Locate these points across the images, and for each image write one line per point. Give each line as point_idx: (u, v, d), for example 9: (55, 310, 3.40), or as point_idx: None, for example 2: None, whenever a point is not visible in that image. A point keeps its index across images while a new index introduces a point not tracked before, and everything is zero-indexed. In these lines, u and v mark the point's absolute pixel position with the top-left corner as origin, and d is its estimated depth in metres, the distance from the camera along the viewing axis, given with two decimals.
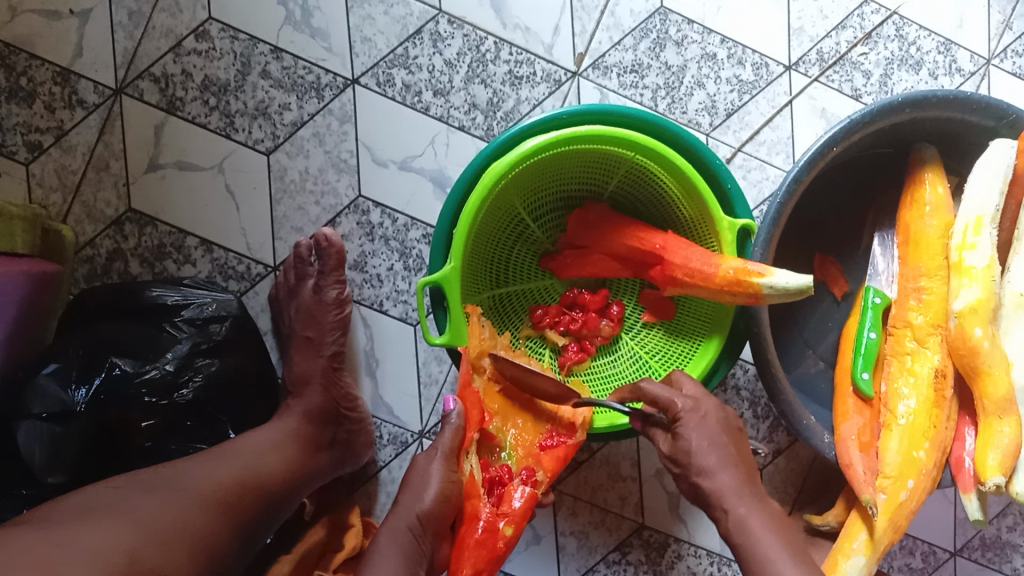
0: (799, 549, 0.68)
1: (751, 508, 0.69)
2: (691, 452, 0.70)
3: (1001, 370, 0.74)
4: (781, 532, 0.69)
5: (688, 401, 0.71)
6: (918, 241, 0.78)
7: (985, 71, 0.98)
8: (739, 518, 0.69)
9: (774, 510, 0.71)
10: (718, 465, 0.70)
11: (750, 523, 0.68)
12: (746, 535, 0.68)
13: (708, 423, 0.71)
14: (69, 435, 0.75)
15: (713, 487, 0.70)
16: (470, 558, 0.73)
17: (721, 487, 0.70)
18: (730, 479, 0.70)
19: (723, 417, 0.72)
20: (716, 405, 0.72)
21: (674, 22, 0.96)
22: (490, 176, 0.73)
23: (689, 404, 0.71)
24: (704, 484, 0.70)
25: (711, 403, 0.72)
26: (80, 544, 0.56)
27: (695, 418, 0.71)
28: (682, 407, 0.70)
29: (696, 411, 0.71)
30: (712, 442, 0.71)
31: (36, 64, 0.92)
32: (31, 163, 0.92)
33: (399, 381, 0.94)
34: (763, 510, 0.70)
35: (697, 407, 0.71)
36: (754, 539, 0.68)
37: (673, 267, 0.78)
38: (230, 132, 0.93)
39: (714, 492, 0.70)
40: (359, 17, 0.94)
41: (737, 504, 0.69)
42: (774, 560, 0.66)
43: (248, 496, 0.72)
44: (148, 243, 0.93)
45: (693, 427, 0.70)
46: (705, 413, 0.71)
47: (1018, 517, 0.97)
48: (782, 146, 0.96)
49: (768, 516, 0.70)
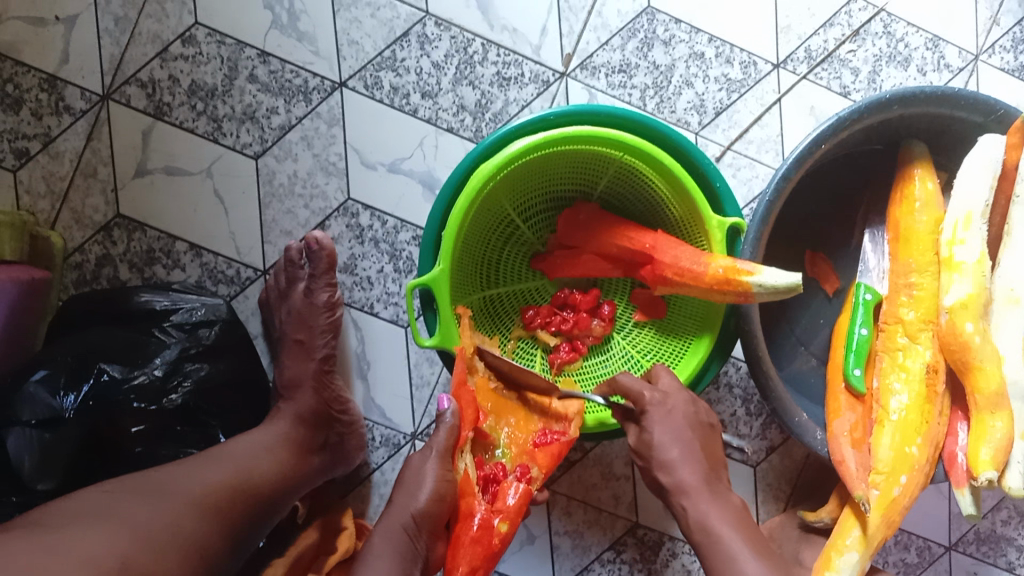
0: (762, 544, 0.69)
1: (711, 505, 0.71)
2: (653, 445, 0.72)
3: (993, 365, 0.74)
4: (748, 533, 0.70)
5: (656, 394, 0.72)
6: (908, 237, 0.79)
7: (973, 67, 0.98)
8: (699, 515, 0.70)
9: (735, 506, 0.72)
10: (680, 459, 0.72)
11: (710, 520, 0.70)
12: (707, 532, 0.70)
13: (674, 418, 0.72)
14: (58, 443, 0.75)
15: (674, 482, 0.72)
16: (466, 556, 0.73)
17: (682, 481, 0.72)
18: (691, 473, 0.72)
19: (692, 411, 0.73)
20: (684, 399, 0.73)
21: (661, 22, 0.96)
22: (478, 177, 0.73)
23: (657, 397, 0.72)
24: (665, 478, 0.72)
25: (679, 398, 0.73)
26: (73, 551, 0.56)
27: (662, 411, 0.72)
28: (649, 400, 0.72)
29: (663, 405, 0.72)
30: (675, 436, 0.72)
31: (23, 70, 0.91)
32: (19, 169, 0.91)
33: (391, 383, 0.93)
34: (724, 506, 0.71)
35: (664, 401, 0.72)
36: (714, 537, 0.69)
37: (662, 267, 0.78)
38: (218, 136, 0.93)
39: (675, 486, 0.72)
40: (346, 20, 0.93)
41: (696, 501, 0.71)
42: (735, 557, 0.67)
43: (240, 499, 0.71)
44: (137, 248, 0.92)
45: (658, 421, 0.72)
46: (671, 407, 0.72)
47: (1013, 510, 0.97)
48: (771, 144, 0.96)
49: (730, 512, 0.71)
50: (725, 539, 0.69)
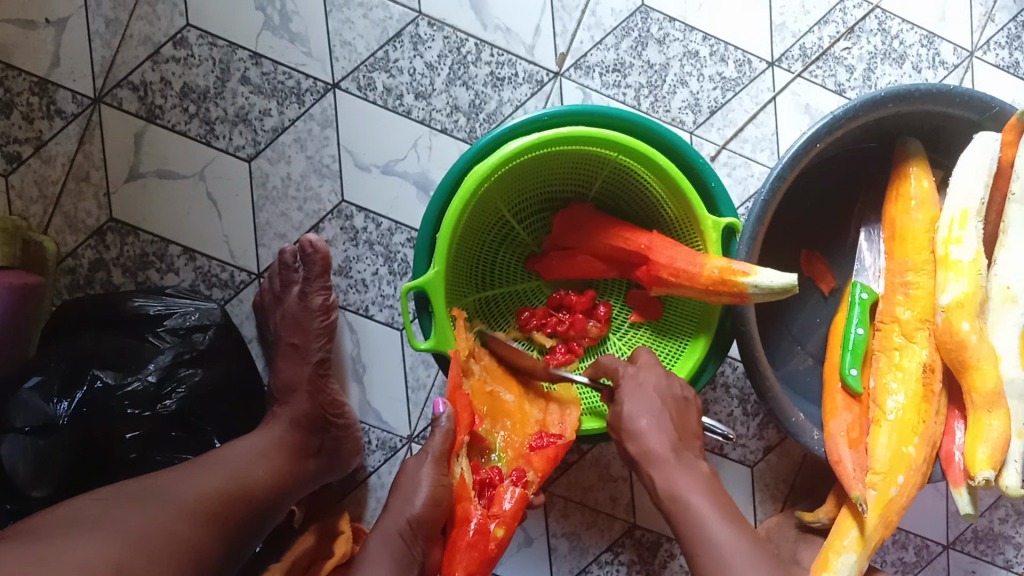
0: (731, 510, 0.68)
1: (679, 473, 0.69)
2: (622, 416, 0.71)
3: (989, 363, 0.73)
4: (718, 501, 0.68)
5: (630, 368, 0.73)
6: (904, 236, 0.78)
7: (968, 63, 0.98)
8: (667, 484, 0.69)
9: (704, 475, 0.70)
10: (649, 429, 0.70)
11: (678, 488, 0.68)
12: (675, 501, 0.68)
13: (644, 389, 0.71)
14: (52, 449, 0.75)
15: (641, 450, 0.70)
16: (462, 561, 0.73)
17: (651, 451, 0.70)
18: (658, 441, 0.70)
19: (664, 385, 0.72)
20: (656, 374, 0.73)
21: (655, 20, 0.95)
22: (472, 179, 0.72)
23: (630, 371, 0.73)
24: (633, 447, 0.71)
25: (651, 373, 0.73)
26: (66, 559, 0.55)
27: (632, 384, 0.72)
28: (621, 372, 0.73)
29: (634, 378, 0.72)
30: (648, 407, 0.70)
31: (13, 74, 0.91)
32: (10, 174, 0.91)
33: (386, 385, 0.93)
34: (693, 474, 0.69)
35: (636, 375, 0.73)
36: (682, 506, 0.68)
37: (658, 267, 0.78)
38: (210, 139, 0.92)
39: (643, 455, 0.70)
40: (338, 21, 0.93)
41: (663, 470, 0.69)
42: (706, 524, 0.66)
43: (235, 505, 0.71)
44: (130, 253, 0.92)
45: (629, 394, 0.71)
46: (642, 381, 0.72)
47: (1010, 509, 0.97)
48: (766, 143, 0.96)
49: (698, 480, 0.69)
50: (693, 507, 0.67)
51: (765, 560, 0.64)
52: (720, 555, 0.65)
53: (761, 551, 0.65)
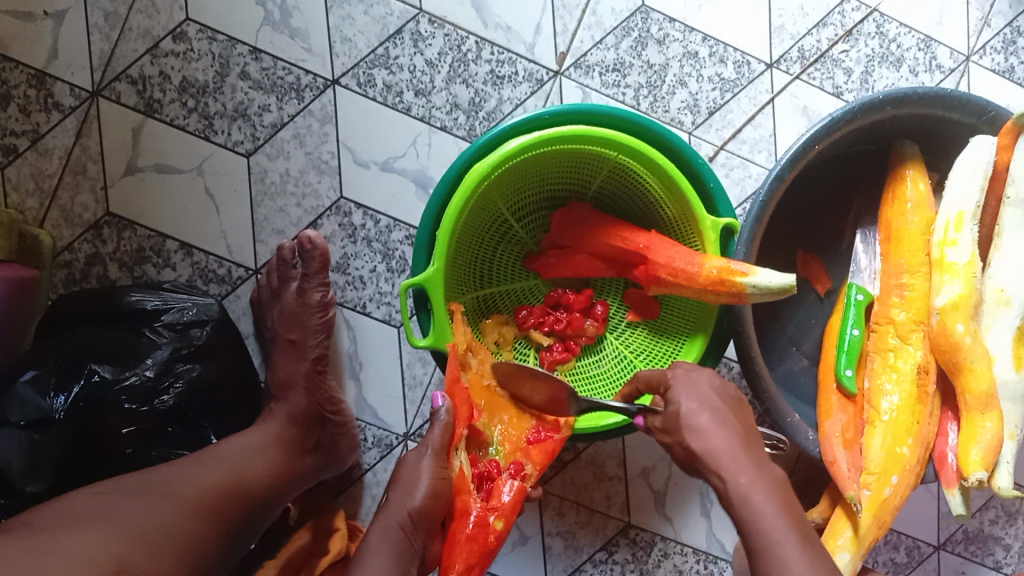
0: (806, 529, 0.58)
1: (754, 478, 0.59)
2: (680, 414, 0.63)
3: (983, 365, 0.74)
4: (793, 515, 0.58)
5: (678, 371, 0.68)
6: (900, 238, 0.79)
7: (964, 68, 0.99)
8: (740, 489, 0.58)
9: (779, 479, 0.60)
10: (712, 424, 0.62)
11: (755, 497, 0.58)
12: (750, 509, 0.57)
13: (698, 386, 0.65)
14: (48, 443, 0.74)
15: (705, 449, 0.61)
16: (462, 554, 0.73)
17: (716, 450, 0.60)
18: (726, 440, 0.60)
19: (717, 383, 0.67)
20: (708, 374, 0.67)
21: (655, 21, 0.96)
22: (472, 176, 0.72)
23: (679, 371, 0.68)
24: (695, 444, 0.61)
25: (701, 373, 0.67)
26: (66, 552, 0.55)
27: (685, 380, 0.66)
28: (671, 376, 0.67)
29: (685, 375, 0.66)
30: (705, 402, 0.63)
31: (10, 66, 0.90)
32: (7, 166, 0.90)
33: (383, 382, 0.93)
34: (768, 480, 0.59)
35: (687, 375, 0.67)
36: (758, 516, 0.57)
37: (656, 267, 0.78)
38: (209, 134, 0.92)
39: (707, 454, 0.61)
40: (338, 17, 0.93)
41: (737, 473, 0.59)
42: (782, 543, 0.56)
43: (234, 500, 0.71)
44: (127, 247, 0.92)
45: (683, 390, 0.65)
46: (695, 378, 0.66)
47: (1000, 510, 0.98)
48: (764, 144, 0.96)
49: (775, 488, 0.59)
50: (771, 520, 0.57)
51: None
52: None
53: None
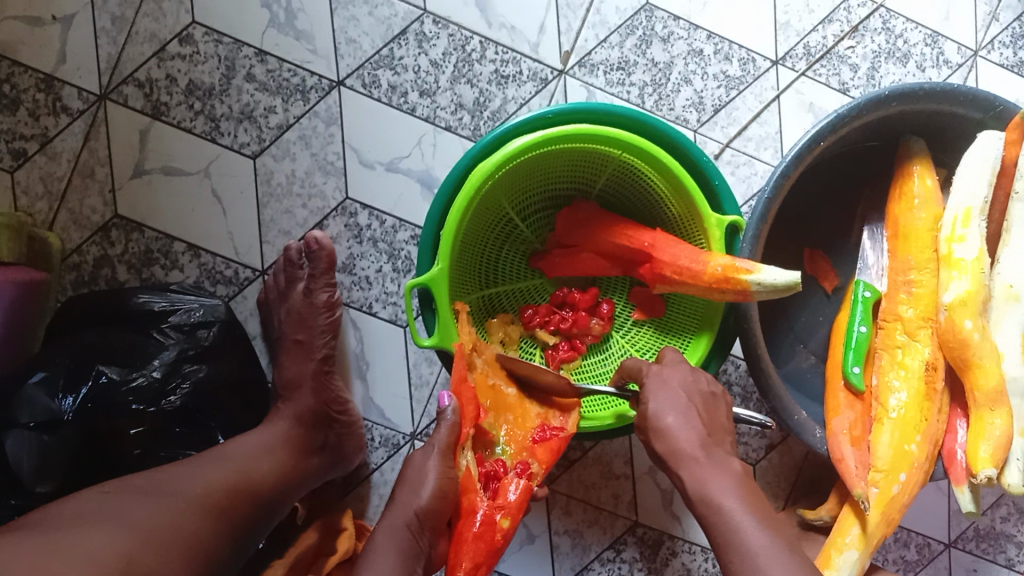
0: (768, 515, 0.64)
1: (710, 472, 0.66)
2: (646, 414, 0.70)
3: (992, 362, 0.74)
4: (751, 501, 0.64)
5: (654, 367, 0.72)
6: (908, 234, 0.78)
7: (972, 62, 0.98)
8: (695, 482, 0.66)
9: (740, 474, 0.67)
10: (676, 424, 0.68)
11: (710, 490, 0.65)
12: (704, 500, 0.65)
13: (670, 386, 0.70)
14: (58, 444, 0.75)
15: (668, 449, 0.68)
16: (469, 552, 0.73)
17: (678, 449, 0.67)
18: (686, 439, 0.67)
19: (689, 380, 0.71)
20: (681, 371, 0.72)
21: (660, 19, 0.96)
22: (476, 177, 0.72)
23: (653, 369, 0.72)
24: (660, 445, 0.69)
25: (676, 372, 0.71)
26: (77, 550, 0.56)
27: (658, 382, 0.71)
28: (645, 372, 0.72)
29: (658, 375, 0.71)
30: (673, 404, 0.69)
31: (19, 71, 0.91)
32: (16, 170, 0.91)
33: (390, 382, 0.93)
34: (726, 473, 0.66)
35: (661, 375, 0.71)
36: (711, 506, 0.64)
37: (661, 265, 0.78)
38: (216, 136, 0.93)
39: (671, 455, 0.68)
40: (343, 19, 0.93)
41: (693, 468, 0.66)
42: (738, 528, 0.62)
43: (242, 499, 0.71)
44: (135, 249, 0.92)
45: (654, 391, 0.70)
46: (667, 378, 0.71)
47: (1012, 507, 0.97)
48: (770, 141, 0.96)
49: (732, 481, 0.65)
50: (727, 508, 0.63)
51: (801, 567, 0.59)
52: (756, 558, 0.60)
53: (797, 558, 0.60)
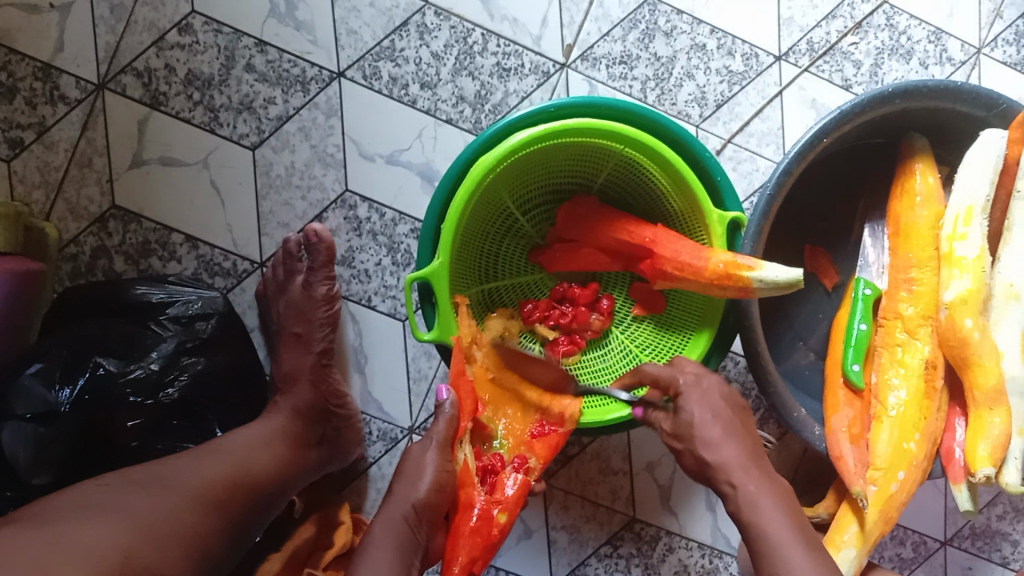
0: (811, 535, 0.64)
1: (760, 484, 0.66)
2: (694, 423, 0.69)
3: (991, 361, 0.74)
4: (793, 516, 0.65)
5: (689, 375, 0.71)
6: (908, 232, 0.78)
7: (975, 60, 0.98)
8: (748, 494, 0.65)
9: (784, 489, 0.67)
10: (723, 436, 0.68)
11: (760, 501, 0.65)
12: (755, 512, 0.64)
13: (711, 397, 0.70)
14: (54, 435, 0.75)
15: (718, 460, 0.67)
16: (466, 546, 0.73)
17: (726, 460, 0.67)
18: (737, 451, 0.67)
19: (727, 391, 0.71)
20: (717, 381, 0.71)
21: (663, 13, 0.95)
22: (478, 170, 0.72)
23: (691, 378, 0.71)
24: (709, 456, 0.67)
25: (712, 379, 0.71)
26: (74, 542, 0.55)
27: (697, 391, 0.70)
28: (682, 381, 0.70)
29: (698, 385, 0.70)
30: (716, 414, 0.69)
31: (16, 59, 0.90)
32: (13, 159, 0.90)
33: (388, 376, 0.93)
34: (773, 487, 0.66)
35: (698, 382, 0.71)
36: (764, 518, 0.64)
37: (662, 261, 0.78)
38: (214, 127, 0.92)
39: (718, 464, 0.67)
40: (344, 9, 0.92)
41: (745, 480, 0.66)
42: (785, 542, 0.62)
43: (239, 492, 0.71)
44: (133, 240, 0.92)
45: (695, 401, 0.69)
46: (707, 387, 0.70)
47: (1008, 506, 0.98)
48: (772, 137, 0.96)
49: (779, 494, 0.66)
50: (777, 522, 0.63)
51: None
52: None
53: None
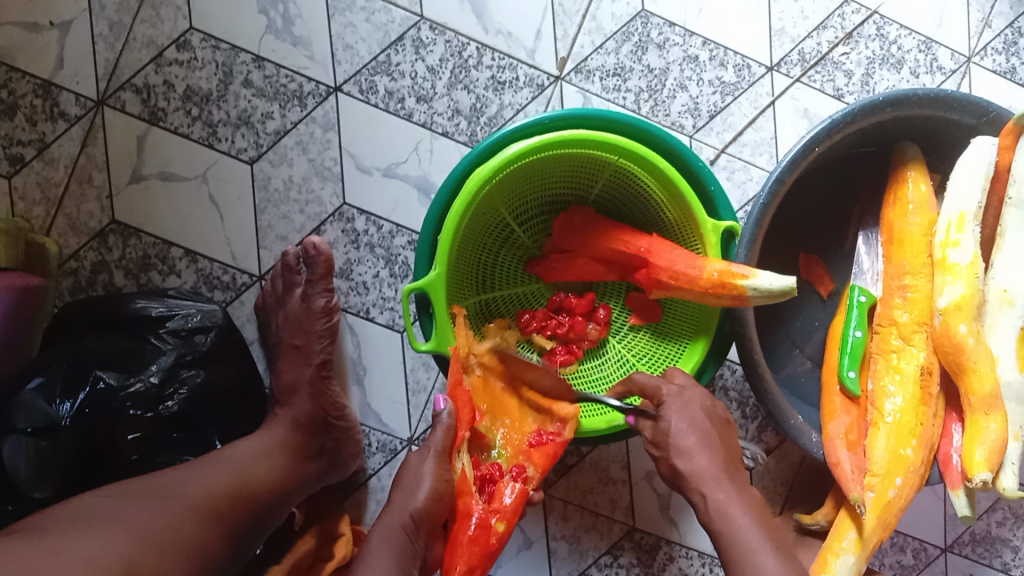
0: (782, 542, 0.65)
1: (732, 494, 0.67)
2: (670, 432, 0.70)
3: (986, 366, 0.74)
4: (764, 522, 0.67)
5: (672, 386, 0.72)
6: (902, 239, 0.79)
7: (965, 68, 0.99)
8: (719, 504, 0.67)
9: (756, 498, 0.69)
10: (697, 446, 0.70)
11: (730, 509, 0.66)
12: (727, 521, 0.66)
13: (691, 408, 0.71)
14: (55, 450, 0.75)
15: (691, 468, 0.69)
16: (464, 555, 0.73)
17: (699, 469, 0.69)
18: (709, 461, 0.69)
19: (708, 405, 0.72)
20: (701, 394, 0.73)
21: (655, 25, 0.96)
22: (473, 182, 0.73)
23: (673, 390, 0.72)
24: (683, 465, 0.70)
25: (694, 391, 0.73)
26: (76, 552, 0.56)
27: (678, 402, 0.71)
28: (666, 391, 0.72)
29: (680, 396, 0.72)
30: (693, 424, 0.70)
31: (17, 76, 0.91)
32: (13, 175, 0.91)
33: (386, 387, 0.93)
34: (745, 497, 0.68)
35: (681, 394, 0.72)
36: (734, 528, 0.66)
37: (658, 270, 0.78)
38: (213, 141, 0.93)
39: (692, 473, 0.69)
40: (340, 25, 0.94)
41: (716, 489, 0.68)
42: (755, 549, 0.64)
43: (240, 503, 0.71)
44: (132, 255, 0.92)
45: (675, 411, 0.71)
46: (688, 399, 0.71)
47: (1008, 512, 0.98)
48: (765, 147, 0.97)
49: (751, 504, 0.67)
50: (745, 527, 0.65)
51: None
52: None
53: None
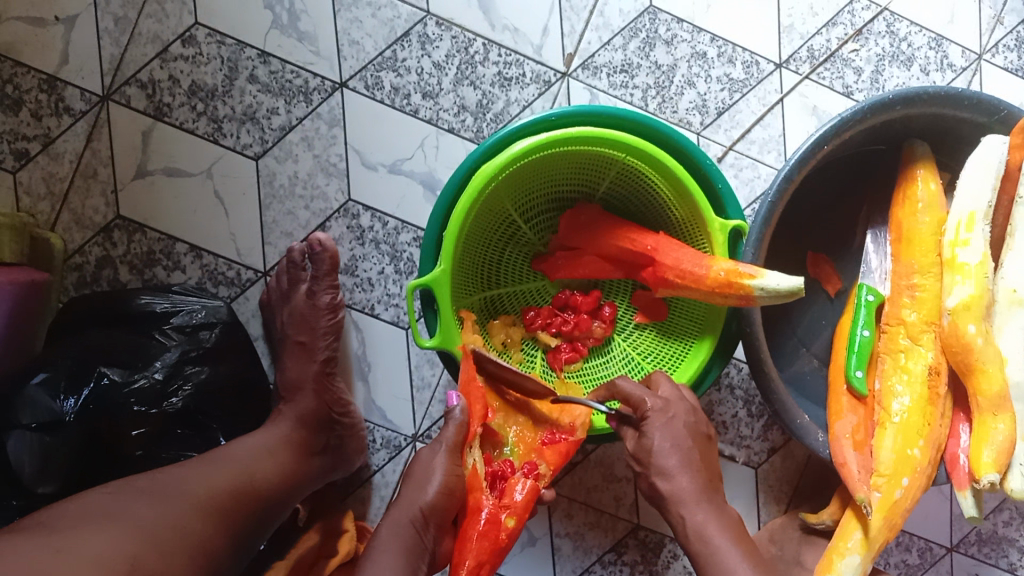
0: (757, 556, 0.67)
1: (710, 515, 0.69)
2: (653, 451, 0.70)
3: (995, 366, 0.73)
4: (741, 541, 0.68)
5: (658, 401, 0.71)
6: (911, 238, 0.78)
7: (976, 66, 0.98)
8: (697, 525, 0.68)
9: (732, 518, 0.70)
10: (678, 468, 0.70)
11: (708, 530, 0.68)
12: (705, 543, 0.68)
13: (675, 425, 0.70)
14: (59, 446, 0.75)
15: (671, 489, 0.70)
16: (474, 550, 0.72)
17: (679, 490, 0.69)
18: (689, 483, 0.70)
19: (692, 422, 0.72)
20: (686, 407, 0.72)
21: (663, 21, 0.95)
22: (479, 178, 0.72)
23: (659, 404, 0.71)
24: (663, 485, 0.70)
25: (679, 406, 0.71)
26: (80, 550, 0.55)
27: (662, 418, 0.70)
28: (650, 405, 0.71)
29: (665, 412, 0.71)
30: (675, 444, 0.70)
31: (23, 71, 0.91)
32: (19, 170, 0.91)
33: (392, 384, 0.93)
34: (722, 517, 0.69)
35: (666, 409, 0.71)
36: (712, 549, 0.67)
37: (664, 268, 0.77)
38: (218, 137, 0.93)
39: (672, 494, 0.70)
40: (346, 20, 0.93)
41: (694, 510, 0.69)
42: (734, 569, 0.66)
43: (244, 501, 0.71)
44: (137, 250, 0.92)
45: (658, 427, 0.70)
46: (672, 414, 0.71)
47: (1014, 512, 0.97)
48: (773, 144, 0.96)
49: (727, 523, 0.69)
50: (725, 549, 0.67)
51: None
52: None
53: None
